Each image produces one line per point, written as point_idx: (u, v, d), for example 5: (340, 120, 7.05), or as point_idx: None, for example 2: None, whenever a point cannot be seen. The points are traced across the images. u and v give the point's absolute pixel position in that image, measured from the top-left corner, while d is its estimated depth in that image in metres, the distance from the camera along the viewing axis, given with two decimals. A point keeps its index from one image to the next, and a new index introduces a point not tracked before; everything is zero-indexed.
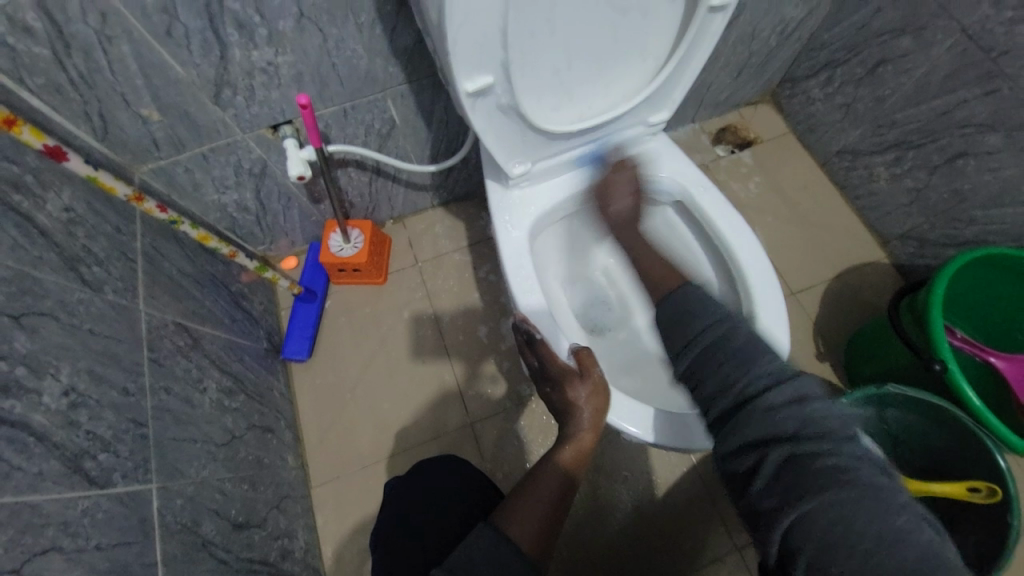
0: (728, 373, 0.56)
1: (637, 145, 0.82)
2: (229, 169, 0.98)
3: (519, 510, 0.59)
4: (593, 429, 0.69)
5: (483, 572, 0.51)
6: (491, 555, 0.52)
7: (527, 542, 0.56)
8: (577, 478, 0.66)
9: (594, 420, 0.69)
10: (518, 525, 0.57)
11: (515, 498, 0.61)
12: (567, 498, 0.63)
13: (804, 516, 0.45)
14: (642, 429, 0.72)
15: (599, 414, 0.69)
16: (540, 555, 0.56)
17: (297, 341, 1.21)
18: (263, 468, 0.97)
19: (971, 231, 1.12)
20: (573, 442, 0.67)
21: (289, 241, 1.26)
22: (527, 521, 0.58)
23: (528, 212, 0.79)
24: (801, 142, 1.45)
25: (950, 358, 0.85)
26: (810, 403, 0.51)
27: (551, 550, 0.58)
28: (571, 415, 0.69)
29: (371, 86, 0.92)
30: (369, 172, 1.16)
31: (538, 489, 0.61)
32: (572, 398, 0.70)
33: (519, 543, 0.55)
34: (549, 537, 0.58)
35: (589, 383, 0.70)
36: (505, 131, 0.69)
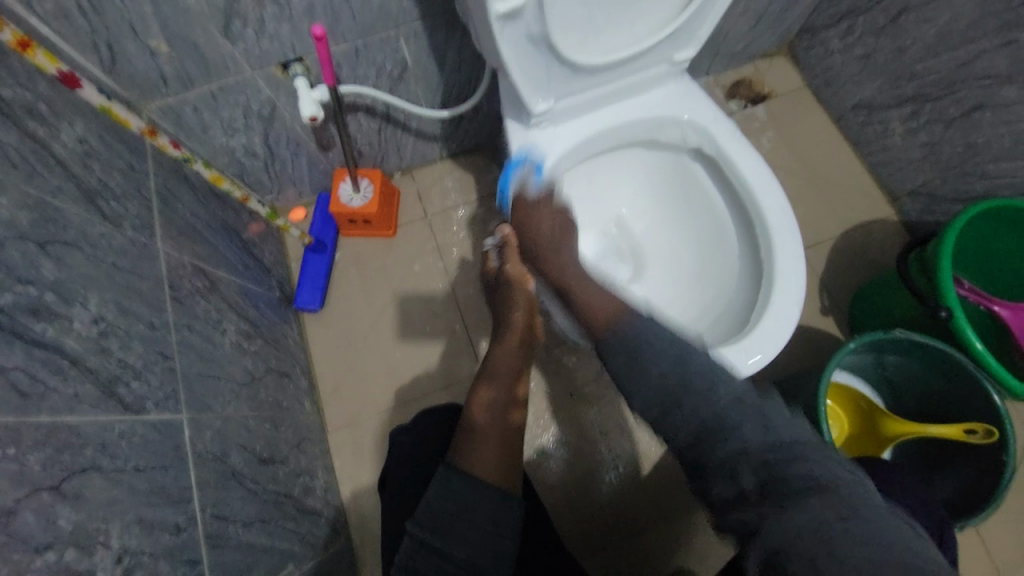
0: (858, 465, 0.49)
1: (659, 86, 0.80)
2: (238, 110, 0.96)
3: (473, 440, 0.60)
4: (526, 310, 0.74)
5: (453, 519, 0.51)
6: (452, 493, 0.53)
7: (490, 469, 0.57)
8: (522, 367, 0.72)
9: (524, 298, 0.74)
10: (474, 454, 0.58)
11: (466, 423, 0.63)
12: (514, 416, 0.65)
13: None
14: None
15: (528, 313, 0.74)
16: (501, 472, 0.57)
17: (309, 291, 1.22)
18: (282, 410, 1.00)
19: (982, 185, 1.13)
20: (508, 335, 0.73)
21: (297, 191, 1.24)
22: (480, 448, 0.59)
23: (548, 153, 0.78)
24: (815, 97, 1.43)
25: (956, 305, 0.87)
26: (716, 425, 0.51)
27: (514, 469, 0.59)
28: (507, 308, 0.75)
29: (384, 22, 0.89)
30: (379, 118, 1.14)
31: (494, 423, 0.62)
32: (506, 295, 0.75)
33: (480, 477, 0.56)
34: (511, 460, 0.60)
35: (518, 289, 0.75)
36: (530, 64, 0.67)
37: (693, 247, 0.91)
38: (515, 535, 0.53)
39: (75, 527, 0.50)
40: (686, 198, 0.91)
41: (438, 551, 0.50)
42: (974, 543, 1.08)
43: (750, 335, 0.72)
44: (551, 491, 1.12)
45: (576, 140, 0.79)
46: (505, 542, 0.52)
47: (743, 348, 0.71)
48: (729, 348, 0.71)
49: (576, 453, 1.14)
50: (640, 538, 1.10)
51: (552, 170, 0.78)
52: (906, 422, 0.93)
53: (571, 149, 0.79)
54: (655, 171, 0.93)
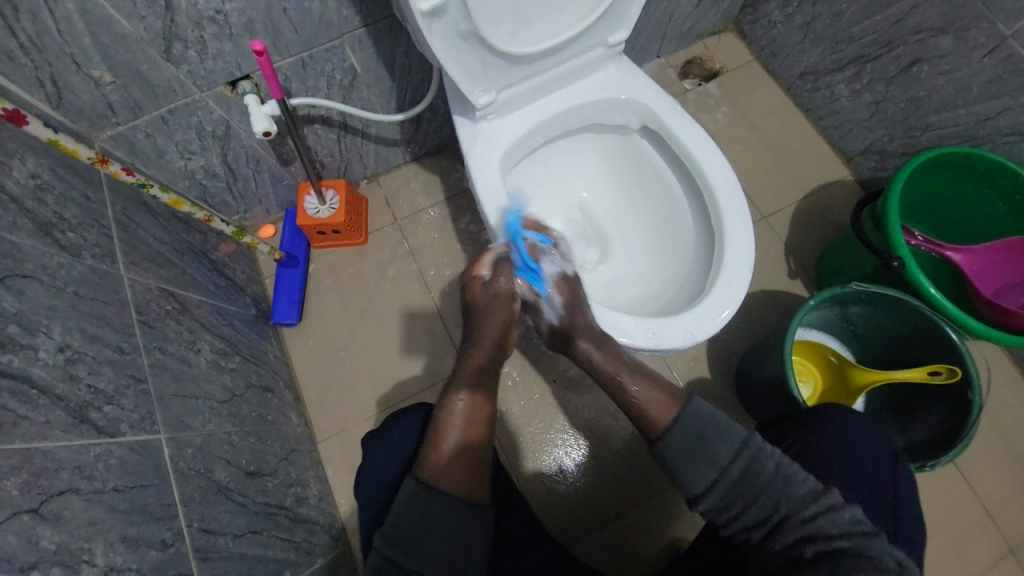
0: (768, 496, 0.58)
1: (599, 69, 0.82)
2: (192, 132, 0.97)
3: (440, 453, 0.61)
4: (503, 331, 0.67)
5: (420, 531, 0.55)
6: (419, 508, 0.56)
7: (459, 485, 0.59)
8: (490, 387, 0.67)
9: (499, 323, 0.66)
10: (440, 472, 0.60)
11: (432, 440, 0.63)
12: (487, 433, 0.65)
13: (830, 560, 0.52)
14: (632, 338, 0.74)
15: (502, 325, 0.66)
16: (470, 489, 0.60)
17: (285, 305, 1.22)
18: (267, 424, 1.01)
19: (927, 136, 1.16)
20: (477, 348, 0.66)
21: (264, 208, 1.25)
22: (450, 465, 0.60)
23: (497, 143, 0.79)
24: (765, 68, 1.46)
25: (907, 254, 0.90)
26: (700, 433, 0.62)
27: (481, 472, 0.62)
28: (483, 327, 0.66)
29: (327, 32, 0.91)
30: (336, 128, 1.15)
31: (464, 439, 0.63)
32: (481, 313, 0.66)
33: (448, 489, 0.58)
34: (478, 471, 0.62)
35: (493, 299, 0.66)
36: (465, 57, 0.69)
37: (652, 223, 0.93)
38: (482, 541, 0.57)
39: (57, 547, 0.51)
40: (641, 176, 0.93)
41: (404, 568, 0.53)
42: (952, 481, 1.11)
43: (706, 300, 0.74)
44: (542, 479, 1.14)
45: (523, 129, 0.80)
46: (473, 550, 0.56)
47: (700, 313, 0.74)
48: (688, 315, 0.74)
49: (565, 439, 1.17)
50: (630, 513, 1.13)
51: (503, 160, 0.80)
52: (872, 372, 0.96)
53: (519, 138, 0.80)
54: (608, 154, 0.95)
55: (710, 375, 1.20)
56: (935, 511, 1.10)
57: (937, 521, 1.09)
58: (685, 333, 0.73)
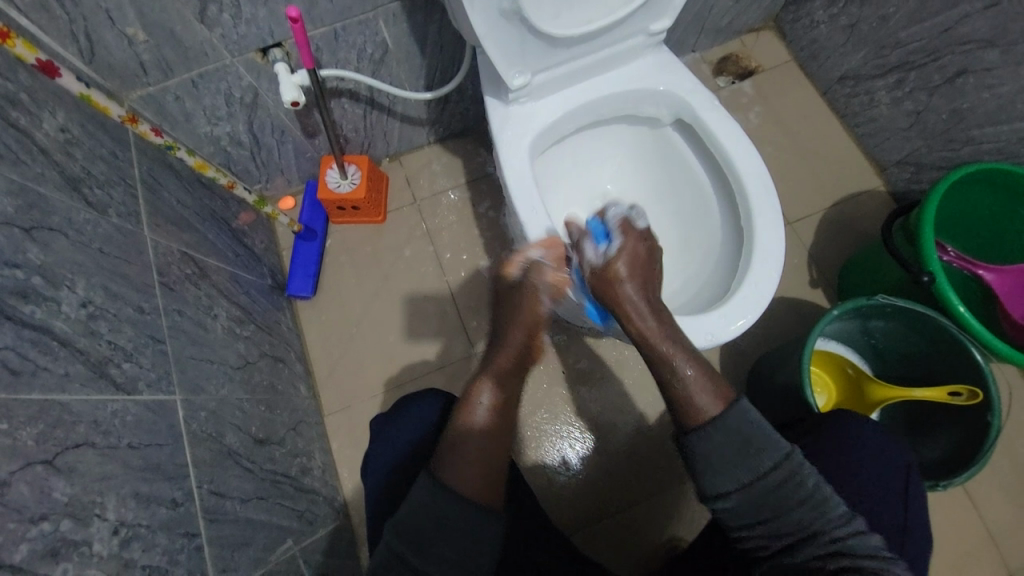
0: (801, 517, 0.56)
1: (637, 58, 0.80)
2: (220, 97, 0.97)
3: (455, 450, 0.61)
4: (528, 329, 0.68)
5: (430, 530, 0.53)
6: (435, 507, 0.55)
7: (473, 489, 0.58)
8: (513, 391, 0.67)
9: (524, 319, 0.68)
10: (454, 471, 0.58)
11: (453, 438, 0.62)
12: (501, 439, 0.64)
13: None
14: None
15: (529, 333, 0.68)
16: (485, 492, 0.58)
17: (300, 278, 1.23)
18: (277, 393, 1.02)
19: (967, 151, 1.13)
20: (501, 355, 0.67)
21: (286, 179, 1.25)
22: (465, 465, 0.59)
23: (527, 128, 0.78)
24: (802, 70, 1.42)
25: (938, 270, 0.88)
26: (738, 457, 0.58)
27: (496, 475, 0.61)
28: (510, 322, 0.68)
29: (361, 3, 0.89)
30: (362, 103, 1.14)
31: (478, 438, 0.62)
32: (511, 309, 0.68)
33: (460, 489, 0.57)
34: (494, 475, 0.60)
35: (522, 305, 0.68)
36: (504, 37, 0.67)
37: (676, 221, 0.91)
38: (493, 553, 0.55)
39: (70, 499, 0.52)
40: (669, 171, 0.92)
41: (413, 567, 0.52)
42: (963, 503, 1.10)
43: (729, 303, 0.73)
44: (545, 469, 1.14)
45: (555, 115, 0.79)
46: (483, 559, 0.54)
47: (723, 316, 0.72)
48: (710, 316, 0.72)
49: (574, 431, 1.16)
50: (632, 510, 1.12)
51: (532, 146, 0.78)
52: (891, 388, 0.94)
53: (550, 124, 0.79)
54: (637, 147, 0.94)
55: (722, 379, 1.19)
56: (942, 533, 1.08)
57: (943, 541, 1.08)
58: (705, 336, 0.72)
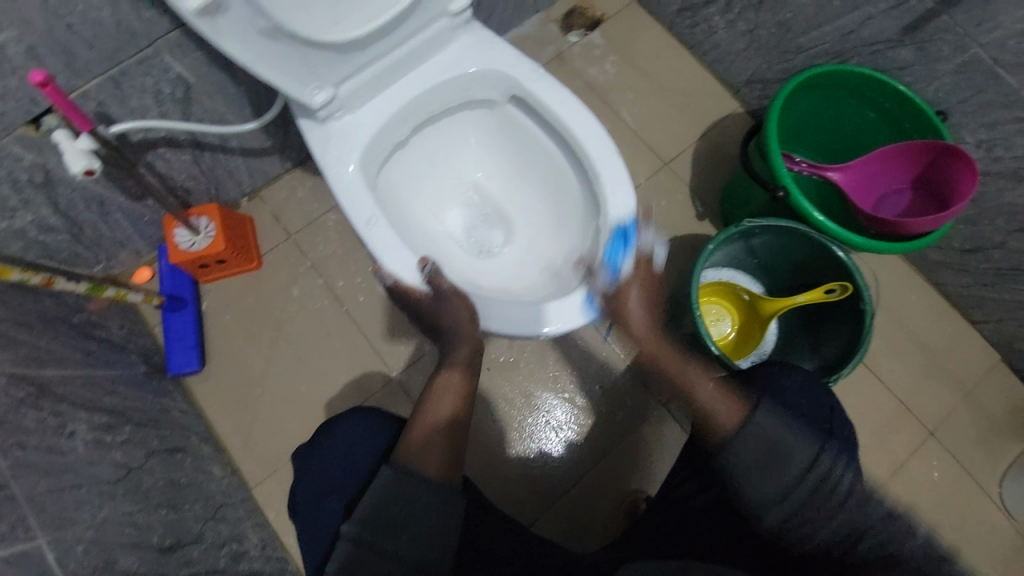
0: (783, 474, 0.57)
1: (451, 41, 0.75)
2: (3, 185, 0.82)
3: (417, 435, 0.62)
4: (473, 346, 0.70)
5: (395, 513, 0.54)
6: (397, 490, 0.55)
7: (435, 467, 0.59)
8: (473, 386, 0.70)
9: (469, 330, 0.70)
10: (418, 453, 0.60)
11: (417, 424, 0.64)
12: (462, 415, 0.67)
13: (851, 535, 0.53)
14: (552, 325, 0.72)
15: (474, 324, 0.71)
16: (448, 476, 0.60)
17: (182, 353, 1.11)
18: (182, 488, 0.92)
19: (800, 59, 1.18)
20: (459, 347, 0.70)
21: (132, 251, 1.11)
22: (427, 448, 0.61)
23: (352, 143, 0.71)
24: (644, 8, 1.43)
25: (790, 182, 0.92)
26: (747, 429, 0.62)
27: (457, 461, 0.62)
28: (454, 333, 0.70)
29: (133, 42, 0.77)
30: (188, 149, 1.01)
31: (432, 412, 0.65)
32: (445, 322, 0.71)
33: (426, 469, 0.58)
34: (454, 452, 0.63)
35: (450, 298, 0.70)
36: (281, 58, 0.60)
37: (547, 197, 0.91)
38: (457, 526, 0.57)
39: None
40: (526, 148, 0.89)
41: (384, 550, 0.52)
42: (867, 382, 1.20)
43: (599, 274, 0.73)
44: (495, 470, 1.13)
45: (378, 122, 0.73)
46: (451, 538, 0.56)
47: (597, 288, 0.73)
48: (585, 292, 0.72)
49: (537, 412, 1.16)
50: (587, 481, 1.14)
51: (363, 160, 0.72)
52: (778, 300, 0.99)
53: (377, 132, 0.73)
54: (489, 131, 0.90)
55: None
56: (859, 412, 1.19)
57: (863, 418, 1.19)
58: (585, 310, 0.72)
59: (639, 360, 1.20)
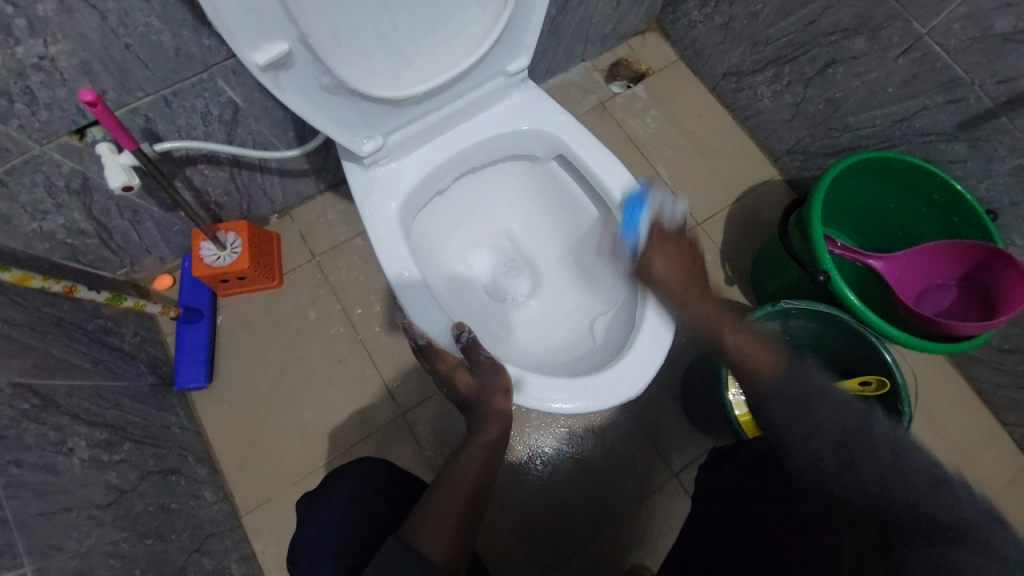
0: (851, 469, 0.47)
1: (504, 98, 0.74)
2: (40, 190, 0.82)
3: (429, 512, 0.57)
4: (503, 422, 0.67)
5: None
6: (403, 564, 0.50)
7: (440, 551, 0.54)
8: (497, 466, 0.65)
9: (502, 404, 0.66)
10: (428, 532, 0.55)
11: (432, 496, 0.59)
12: (479, 500, 0.61)
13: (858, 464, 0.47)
14: (581, 405, 0.68)
15: (507, 400, 0.67)
16: (456, 566, 0.54)
17: (190, 367, 1.09)
18: (171, 515, 0.89)
19: (846, 137, 1.16)
20: (486, 425, 0.66)
21: (156, 258, 1.11)
22: (439, 528, 0.55)
23: (394, 191, 0.70)
24: (690, 68, 1.43)
25: (832, 267, 0.89)
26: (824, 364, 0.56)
27: (468, 550, 0.56)
28: (482, 408, 0.66)
29: (189, 66, 0.78)
30: (226, 166, 1.01)
31: (449, 489, 0.60)
32: (476, 391, 0.67)
33: (432, 555, 0.52)
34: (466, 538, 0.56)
35: (482, 371, 0.67)
36: (338, 110, 0.60)
37: (579, 254, 0.89)
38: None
39: None
40: (562, 209, 0.89)
41: None
42: None
43: (627, 356, 0.70)
44: (494, 529, 1.08)
45: (422, 173, 0.72)
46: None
47: (621, 372, 0.70)
48: (613, 372, 0.69)
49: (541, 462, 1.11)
50: (588, 550, 1.08)
51: (403, 210, 0.71)
52: None
53: (419, 182, 0.72)
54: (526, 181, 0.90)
55: (657, 394, 1.17)
56: None
57: None
58: (608, 390, 0.68)
59: (656, 427, 1.15)
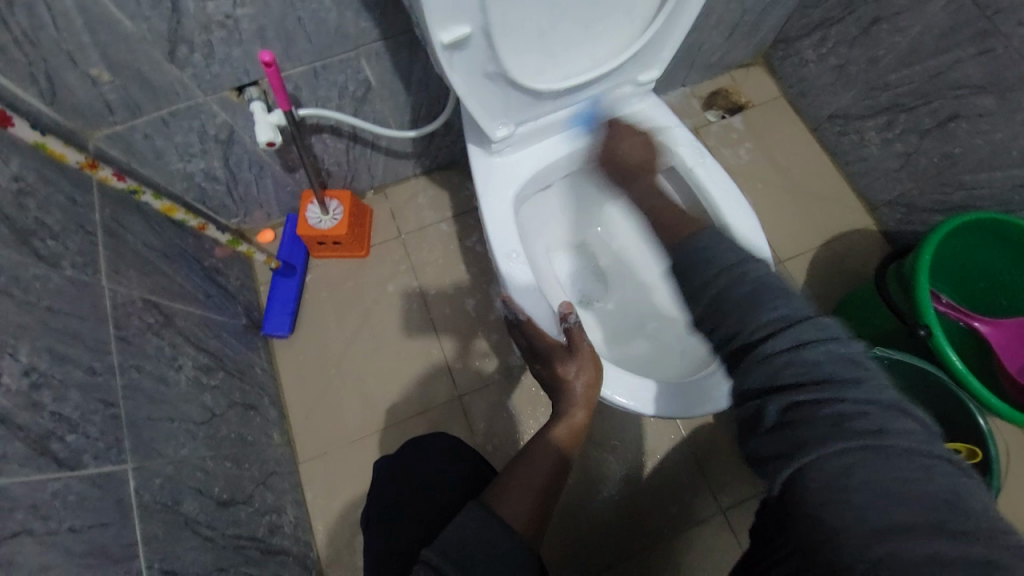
0: (828, 485, 0.41)
1: (627, 106, 0.79)
2: (193, 135, 0.93)
3: (510, 483, 0.59)
4: (586, 409, 0.68)
5: (476, 555, 0.50)
6: (486, 528, 0.52)
7: (518, 518, 0.56)
8: (573, 454, 0.66)
9: (587, 394, 0.68)
10: (508, 500, 0.57)
11: (514, 468, 0.62)
12: (560, 477, 0.63)
13: (810, 459, 0.43)
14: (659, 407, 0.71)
15: (592, 389, 0.68)
16: (530, 536, 0.56)
17: (278, 317, 1.18)
18: (247, 446, 0.96)
19: (959, 195, 1.11)
20: (573, 409, 0.67)
21: (265, 213, 1.21)
22: (518, 497, 0.58)
23: (512, 178, 0.75)
24: (792, 105, 1.41)
25: (935, 323, 0.85)
26: (819, 352, 0.49)
27: (541, 525, 0.58)
28: (567, 393, 0.68)
29: (341, 43, 0.86)
30: (345, 139, 1.10)
31: (529, 464, 0.62)
32: (564, 375, 0.68)
33: (511, 520, 0.55)
34: (543, 511, 0.59)
35: (578, 358, 0.68)
36: (486, 96, 0.66)
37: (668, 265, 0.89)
38: None
39: None
40: None
41: None
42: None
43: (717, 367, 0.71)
44: None
45: (539, 164, 0.76)
46: None
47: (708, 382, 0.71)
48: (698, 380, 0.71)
49: (584, 469, 1.12)
50: (621, 567, 1.06)
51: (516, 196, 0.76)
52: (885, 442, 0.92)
53: (535, 173, 0.76)
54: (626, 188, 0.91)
55: (715, 426, 1.14)
56: None
57: None
58: (693, 399, 0.71)
59: (709, 459, 1.12)
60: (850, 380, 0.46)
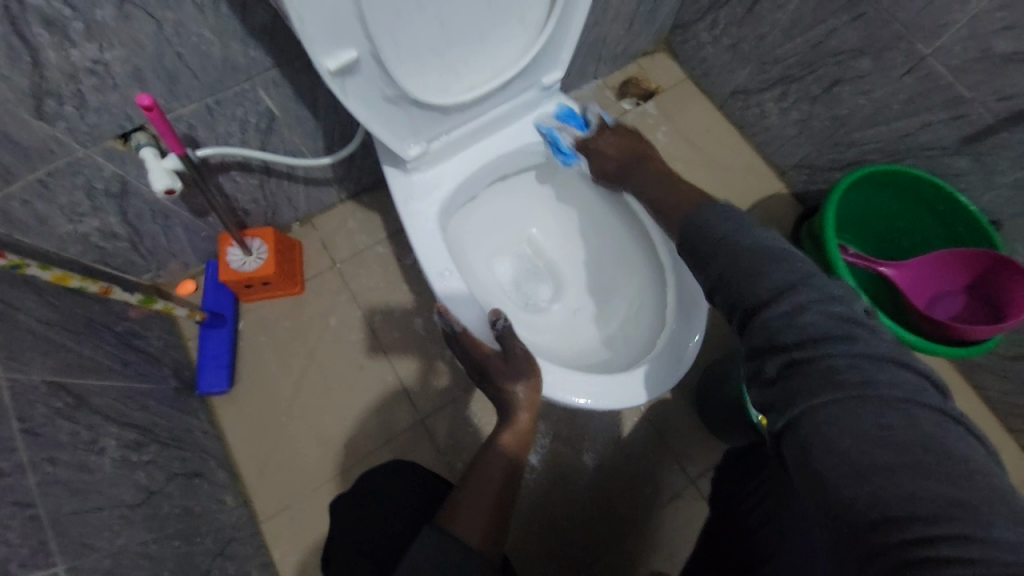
0: (827, 434, 0.45)
1: (536, 108, 0.79)
2: (79, 193, 0.84)
3: (463, 502, 0.58)
4: (530, 412, 0.67)
5: None
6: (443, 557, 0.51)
7: (475, 536, 0.55)
8: (523, 461, 0.66)
9: (530, 398, 0.68)
10: (463, 519, 0.56)
11: (466, 484, 0.60)
12: (515, 486, 0.62)
13: (811, 407, 0.47)
14: (617, 399, 0.71)
15: (535, 391, 0.68)
16: (492, 552, 0.55)
17: (213, 372, 1.10)
18: (196, 518, 0.89)
19: (852, 152, 1.21)
20: (518, 415, 0.67)
21: (181, 263, 1.12)
22: (475, 514, 0.57)
23: (434, 195, 0.74)
24: (698, 86, 1.49)
25: (847, 273, 0.93)
26: (814, 312, 0.51)
27: (501, 538, 0.57)
28: (510, 399, 0.67)
29: (232, 76, 0.81)
30: (257, 174, 1.04)
31: (482, 479, 0.61)
32: (506, 383, 0.67)
33: (468, 540, 0.54)
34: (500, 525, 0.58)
35: (514, 363, 0.68)
36: (392, 118, 0.65)
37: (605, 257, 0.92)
38: None
39: None
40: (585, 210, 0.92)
41: None
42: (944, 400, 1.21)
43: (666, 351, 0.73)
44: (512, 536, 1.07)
45: (459, 176, 0.76)
46: None
47: (661, 364, 0.72)
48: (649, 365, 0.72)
49: (556, 468, 1.12)
50: (606, 556, 1.08)
51: (441, 213, 0.74)
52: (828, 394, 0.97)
53: (456, 187, 0.75)
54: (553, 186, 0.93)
55: (672, 401, 1.18)
56: None
57: None
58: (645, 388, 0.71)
59: (672, 433, 1.16)
60: (842, 337, 0.49)
